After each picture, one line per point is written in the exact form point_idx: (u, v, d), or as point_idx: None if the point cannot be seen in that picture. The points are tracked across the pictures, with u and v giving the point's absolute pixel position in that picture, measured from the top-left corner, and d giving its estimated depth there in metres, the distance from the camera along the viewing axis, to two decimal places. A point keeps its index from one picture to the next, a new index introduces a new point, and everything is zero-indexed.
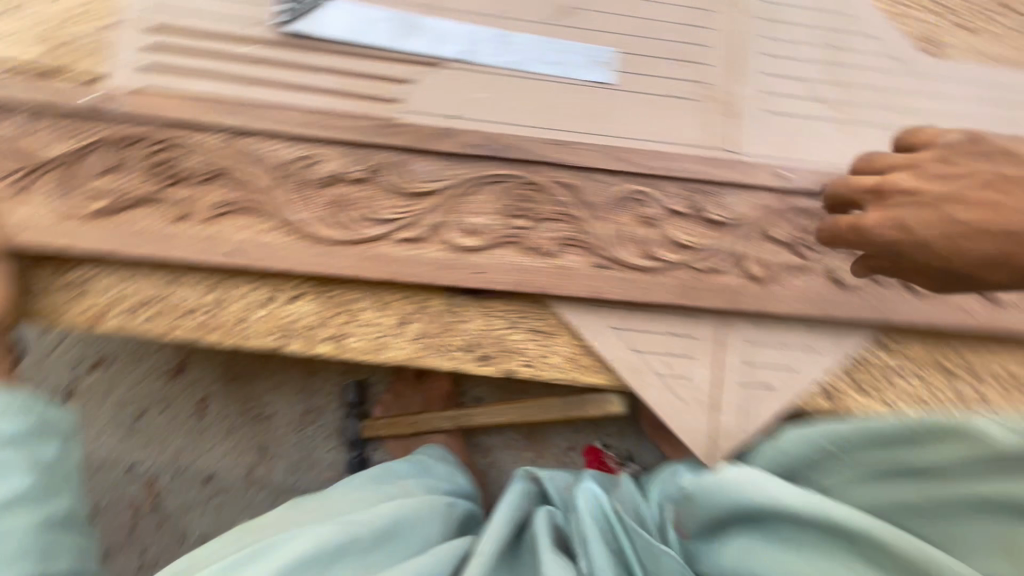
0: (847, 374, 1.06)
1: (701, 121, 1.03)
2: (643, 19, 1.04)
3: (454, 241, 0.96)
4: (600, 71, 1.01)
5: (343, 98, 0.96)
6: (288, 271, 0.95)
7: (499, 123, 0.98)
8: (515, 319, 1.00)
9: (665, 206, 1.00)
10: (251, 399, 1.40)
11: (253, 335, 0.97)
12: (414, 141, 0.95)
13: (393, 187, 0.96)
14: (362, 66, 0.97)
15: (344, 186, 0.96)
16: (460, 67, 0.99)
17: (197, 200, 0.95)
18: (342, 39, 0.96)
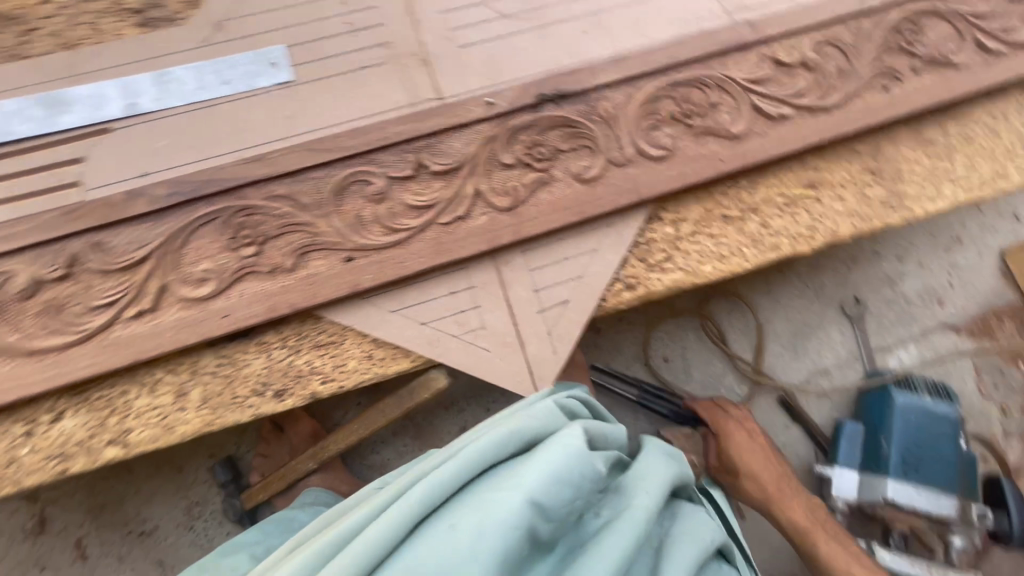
0: (637, 258, 1.08)
1: (393, 83, 1.01)
2: (298, 6, 1.00)
3: (189, 295, 0.92)
4: (273, 72, 0.98)
5: (14, 201, 0.90)
6: (32, 395, 0.90)
7: (188, 164, 0.94)
8: (295, 343, 0.97)
9: (389, 176, 0.98)
10: (128, 522, 1.32)
11: (26, 473, 0.90)
12: (103, 216, 0.90)
13: (101, 270, 0.91)
14: (20, 162, 0.91)
15: (52, 289, 0.90)
16: (127, 124, 0.94)
17: None
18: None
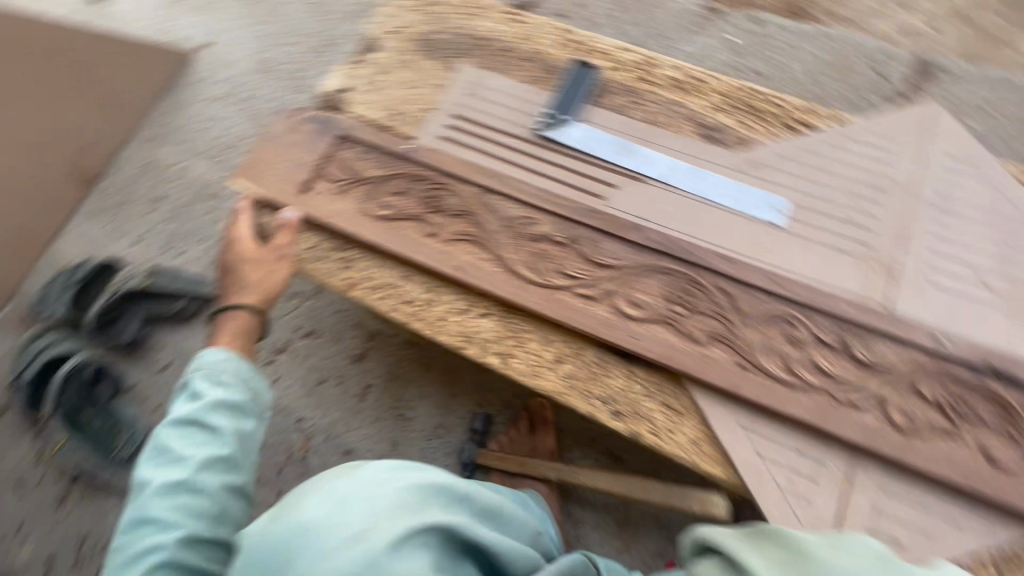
0: (994, 562, 1.00)
1: (857, 273, 1.18)
2: (816, 184, 1.28)
3: (620, 308, 1.18)
4: (772, 213, 1.25)
5: (568, 185, 1.30)
6: (488, 293, 1.23)
7: (677, 230, 1.24)
8: (652, 390, 1.14)
9: (815, 334, 1.12)
10: (400, 399, 1.65)
11: (444, 333, 1.23)
12: (610, 226, 1.24)
13: (583, 255, 1.23)
14: (586, 168, 1.32)
15: (548, 245, 1.25)
16: (657, 185, 1.30)
17: (445, 226, 1.29)
18: (581, 147, 1.33)
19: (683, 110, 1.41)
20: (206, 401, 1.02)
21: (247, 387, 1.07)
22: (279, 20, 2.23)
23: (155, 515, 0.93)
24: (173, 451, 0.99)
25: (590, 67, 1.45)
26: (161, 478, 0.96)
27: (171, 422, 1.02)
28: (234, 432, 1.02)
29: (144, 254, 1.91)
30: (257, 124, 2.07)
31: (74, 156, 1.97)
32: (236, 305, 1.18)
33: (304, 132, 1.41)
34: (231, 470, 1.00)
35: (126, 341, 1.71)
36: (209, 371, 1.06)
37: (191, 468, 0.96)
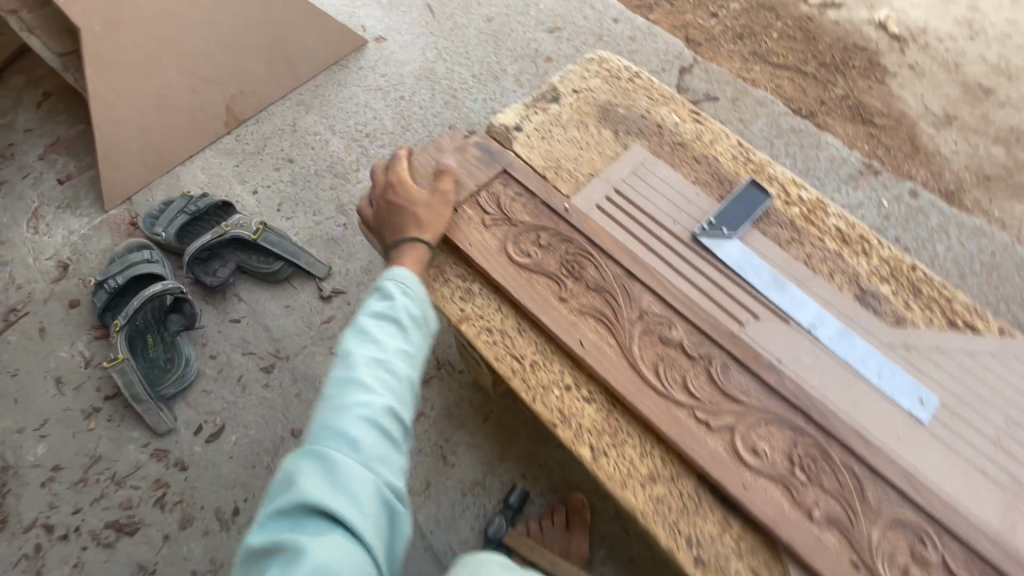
0: None
1: (1001, 505, 1.06)
2: (970, 390, 1.18)
3: (737, 449, 1.09)
4: (919, 404, 1.14)
5: (710, 300, 1.25)
6: (601, 379, 1.15)
7: (814, 387, 1.16)
8: (745, 550, 1.03)
9: (942, 558, 1.02)
10: (448, 438, 1.57)
11: (544, 403, 1.16)
12: (746, 358, 1.17)
13: (710, 378, 1.16)
14: (733, 288, 1.26)
15: (676, 353, 1.18)
16: (802, 331, 1.22)
17: (577, 295, 1.24)
18: (736, 268, 1.28)
19: (844, 263, 1.35)
20: (396, 302, 0.99)
21: (425, 298, 1.05)
22: (456, 40, 2.34)
23: (356, 383, 0.87)
24: (367, 337, 0.94)
25: (762, 192, 1.42)
26: (359, 357, 0.91)
27: (364, 314, 0.98)
28: (415, 336, 0.99)
29: (257, 206, 1.95)
30: (402, 123, 2.13)
31: (230, 96, 2.02)
32: (412, 239, 1.11)
33: (466, 154, 1.41)
34: (411, 368, 0.95)
35: (213, 283, 1.70)
36: (399, 279, 1.04)
37: (383, 356, 0.92)
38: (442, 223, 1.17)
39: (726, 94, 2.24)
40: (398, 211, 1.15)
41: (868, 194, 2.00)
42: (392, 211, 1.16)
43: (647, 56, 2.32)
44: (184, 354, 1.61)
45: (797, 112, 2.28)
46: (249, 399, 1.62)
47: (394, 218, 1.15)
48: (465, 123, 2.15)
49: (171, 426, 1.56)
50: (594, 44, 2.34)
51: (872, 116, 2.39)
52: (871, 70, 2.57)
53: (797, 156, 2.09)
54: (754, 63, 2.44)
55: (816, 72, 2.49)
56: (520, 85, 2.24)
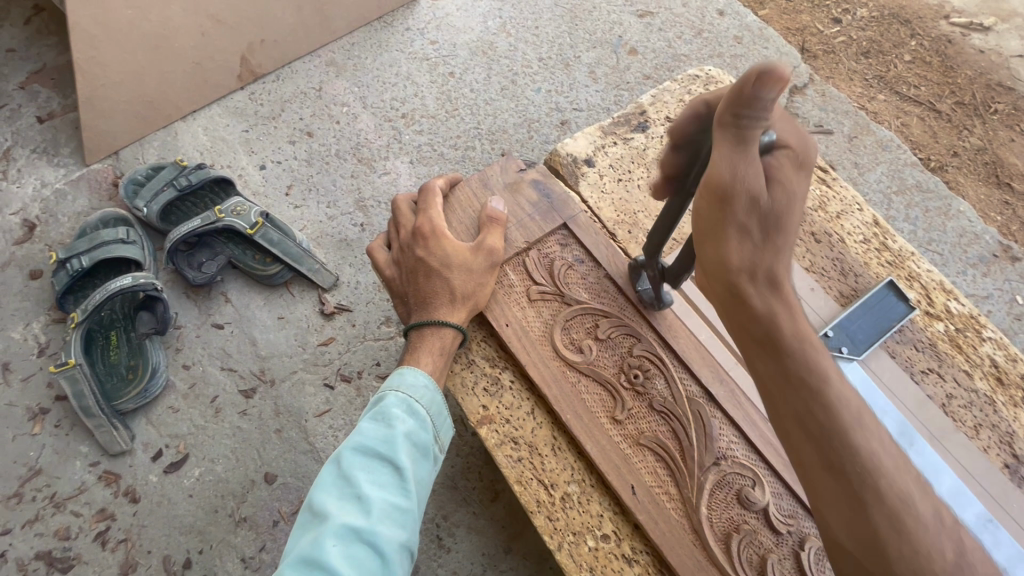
0: None
1: None
2: None
3: None
4: None
5: None
6: (652, 540, 0.88)
7: None
8: None
9: None
10: (446, 515, 1.30)
11: (573, 556, 0.89)
12: None
13: (797, 565, 0.87)
14: None
15: (756, 521, 0.89)
16: None
17: (636, 417, 0.95)
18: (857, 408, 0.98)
19: (995, 415, 1.02)
20: (398, 432, 0.81)
21: (434, 422, 0.87)
22: (525, 10, 1.93)
23: (328, 560, 0.68)
24: (352, 487, 0.76)
25: (902, 300, 1.08)
26: (340, 519, 0.72)
27: (354, 446, 0.80)
28: (416, 479, 0.81)
29: (263, 185, 1.64)
30: (446, 106, 1.77)
31: (246, 46, 1.69)
32: (436, 319, 0.93)
33: (521, 190, 1.09)
34: (406, 527, 0.77)
35: (196, 279, 1.42)
36: (405, 396, 0.85)
37: (373, 516, 0.74)
38: (477, 303, 0.97)
39: (842, 129, 1.83)
40: (427, 272, 0.96)
41: (998, 285, 1.65)
42: (420, 271, 0.96)
43: (753, 65, 1.90)
44: (150, 364, 1.35)
45: (920, 161, 1.87)
46: (220, 427, 1.36)
47: (421, 285, 0.96)
48: (521, 117, 1.78)
49: (126, 447, 1.31)
50: (690, 40, 1.92)
51: (1009, 178, 1.90)
52: (1015, 117, 2.00)
53: (919, 221, 1.71)
54: (878, 90, 1.99)
55: (950, 113, 1.99)
56: (594, 79, 1.85)
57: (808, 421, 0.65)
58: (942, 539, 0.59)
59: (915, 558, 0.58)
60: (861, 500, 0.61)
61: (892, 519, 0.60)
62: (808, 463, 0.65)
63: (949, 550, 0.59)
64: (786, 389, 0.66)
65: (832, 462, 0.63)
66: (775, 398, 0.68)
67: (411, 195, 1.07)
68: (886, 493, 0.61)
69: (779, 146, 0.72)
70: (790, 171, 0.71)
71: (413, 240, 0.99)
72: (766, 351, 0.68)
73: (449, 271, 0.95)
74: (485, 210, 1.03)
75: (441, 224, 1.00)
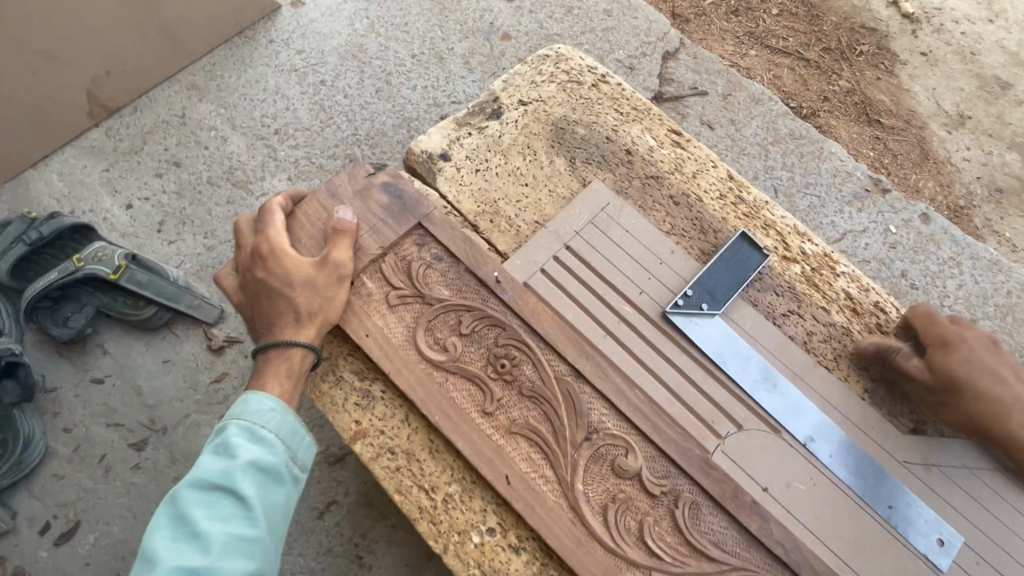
0: None
1: None
2: (992, 517, 0.97)
3: None
4: (932, 548, 0.93)
5: (683, 407, 0.97)
6: (532, 526, 0.88)
7: (808, 529, 0.92)
8: None
9: None
10: (364, 533, 1.28)
11: (459, 555, 0.89)
12: (723, 497, 0.91)
13: (677, 525, 0.90)
14: (713, 388, 0.99)
15: (632, 488, 0.92)
16: (799, 449, 0.96)
17: (507, 406, 0.95)
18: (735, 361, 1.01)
19: (852, 344, 1.07)
20: (240, 458, 0.78)
21: (286, 444, 0.84)
22: (392, 8, 1.89)
23: None
24: (188, 527, 0.72)
25: (757, 249, 1.11)
26: (171, 562, 0.69)
27: (191, 482, 0.76)
28: (266, 505, 0.78)
29: (131, 224, 1.55)
30: (320, 116, 1.72)
31: (90, 80, 1.57)
32: (285, 341, 0.91)
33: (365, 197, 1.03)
34: (256, 558, 0.74)
35: (62, 336, 1.33)
36: (250, 421, 0.83)
37: (212, 553, 0.71)
38: (328, 318, 0.94)
39: (716, 89, 1.89)
40: (270, 293, 0.93)
41: (873, 218, 1.73)
42: (263, 292, 0.93)
43: (625, 36, 1.92)
44: (21, 435, 1.26)
45: (793, 110, 1.94)
46: (112, 486, 1.29)
47: (265, 306, 0.93)
48: (399, 117, 1.75)
49: (7, 526, 1.23)
50: (561, 19, 1.92)
51: (879, 115, 2.00)
52: (879, 56, 2.10)
53: (796, 166, 1.78)
54: (749, 46, 2.04)
55: (819, 60, 2.06)
56: (470, 69, 1.83)
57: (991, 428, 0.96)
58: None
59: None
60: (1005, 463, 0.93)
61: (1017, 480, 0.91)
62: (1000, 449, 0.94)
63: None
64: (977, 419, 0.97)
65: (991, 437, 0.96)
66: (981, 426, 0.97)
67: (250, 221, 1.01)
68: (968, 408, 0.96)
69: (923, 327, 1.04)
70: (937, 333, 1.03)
71: (255, 261, 0.96)
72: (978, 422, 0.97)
73: (293, 291, 0.92)
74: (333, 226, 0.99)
75: (279, 243, 0.96)
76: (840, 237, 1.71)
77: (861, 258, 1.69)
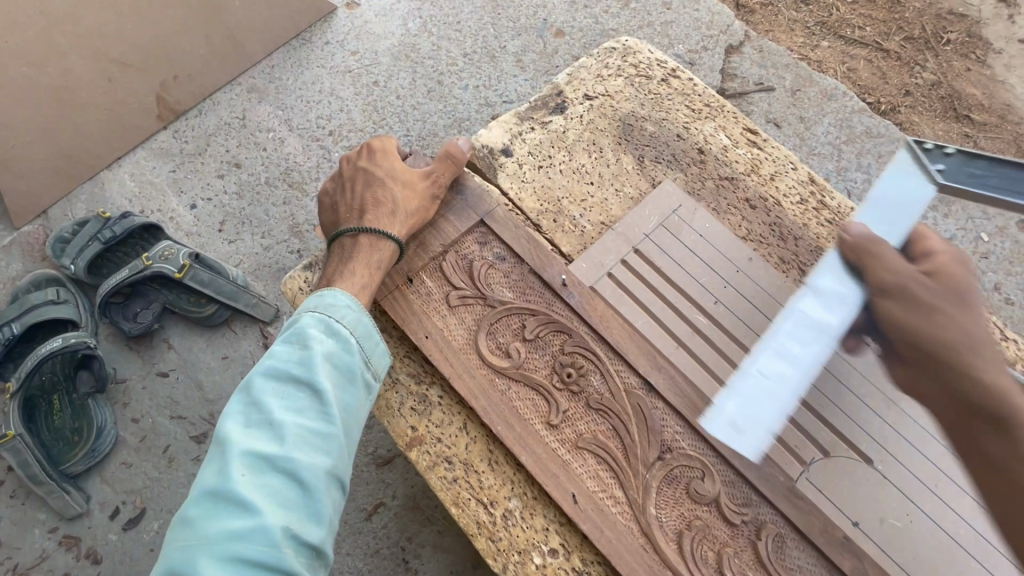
0: None
1: None
2: None
3: None
4: None
5: None
6: (599, 549, 0.83)
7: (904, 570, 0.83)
8: None
9: None
10: (411, 537, 1.28)
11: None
12: (807, 529, 0.84)
13: (756, 557, 0.84)
14: (795, 409, 0.91)
15: (706, 514, 0.86)
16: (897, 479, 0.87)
17: (573, 418, 0.90)
18: (868, 201, 0.92)
19: None
20: (314, 351, 0.74)
21: (361, 344, 0.79)
22: (446, 6, 1.87)
23: (233, 491, 0.62)
24: (261, 413, 0.68)
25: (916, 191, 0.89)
26: (245, 446, 0.65)
27: (265, 371, 0.72)
28: (340, 403, 0.73)
29: (195, 224, 1.60)
30: (374, 117, 1.73)
31: (161, 85, 1.65)
32: (378, 230, 0.90)
33: (455, 163, 0.99)
34: (332, 454, 0.69)
35: (131, 331, 1.39)
36: (324, 317, 0.78)
37: (288, 442, 0.67)
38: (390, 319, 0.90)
39: (784, 83, 1.77)
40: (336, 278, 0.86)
41: (961, 225, 1.58)
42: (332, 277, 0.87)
43: (686, 29, 1.82)
44: (95, 424, 1.33)
45: (870, 106, 1.80)
46: (176, 476, 1.35)
47: None
48: (451, 117, 1.73)
49: (82, 509, 1.30)
50: (617, 13, 1.85)
51: (968, 110, 1.82)
52: (970, 45, 1.91)
53: (872, 168, 1.64)
54: (821, 37, 1.90)
55: (900, 51, 1.90)
56: (523, 68, 1.79)
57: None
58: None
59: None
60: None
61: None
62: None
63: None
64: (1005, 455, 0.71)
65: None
66: (996, 467, 0.72)
67: (353, 154, 1.01)
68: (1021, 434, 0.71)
69: (920, 248, 0.87)
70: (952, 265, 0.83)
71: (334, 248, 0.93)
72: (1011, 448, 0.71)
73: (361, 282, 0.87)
74: (429, 178, 0.97)
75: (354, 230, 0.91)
76: None
77: None
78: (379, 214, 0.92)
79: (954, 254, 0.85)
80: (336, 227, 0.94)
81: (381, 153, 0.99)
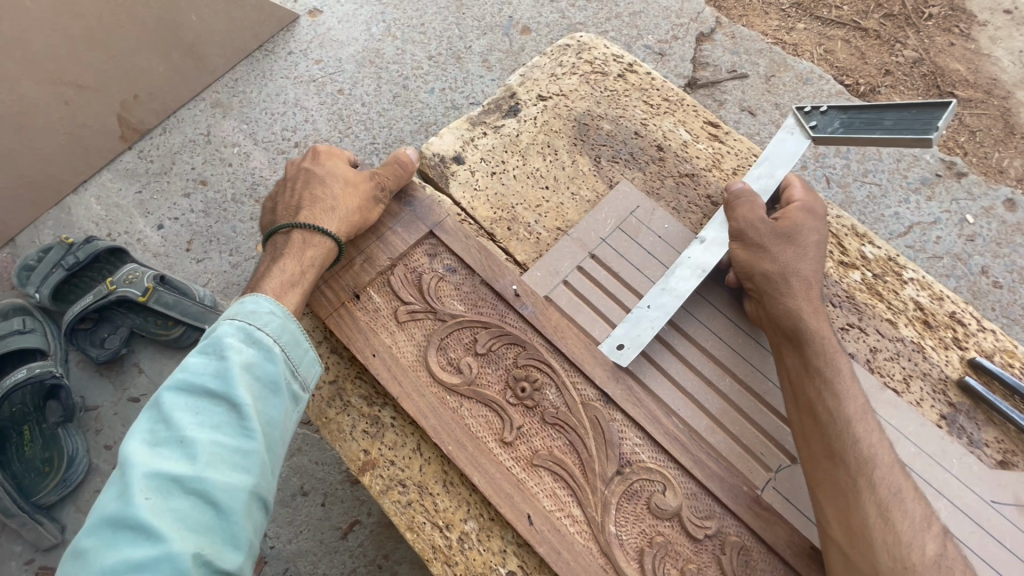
0: None
1: None
2: None
3: None
4: None
5: (724, 435, 0.87)
6: (555, 571, 0.80)
7: None
8: None
9: None
10: (387, 554, 1.26)
11: None
12: (772, 541, 0.80)
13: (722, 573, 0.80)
14: (759, 417, 0.88)
15: (665, 530, 0.83)
16: None
17: (527, 435, 0.87)
18: (759, 161, 0.99)
19: (925, 362, 0.93)
20: (231, 363, 0.71)
21: (286, 353, 0.77)
22: (409, 9, 1.84)
23: (135, 520, 0.60)
24: (172, 432, 0.66)
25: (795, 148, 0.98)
26: (151, 469, 0.63)
27: (178, 386, 0.70)
28: (260, 416, 0.71)
29: (163, 244, 1.58)
30: (339, 126, 1.70)
31: (120, 105, 1.63)
32: (309, 225, 0.88)
33: (394, 176, 0.96)
34: (250, 470, 0.68)
35: (99, 357, 1.38)
36: (244, 324, 0.76)
37: (199, 462, 0.65)
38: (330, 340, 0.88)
39: (757, 70, 1.73)
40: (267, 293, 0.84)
41: (945, 207, 1.53)
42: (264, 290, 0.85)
43: (655, 19, 1.77)
44: (66, 452, 1.32)
45: (848, 88, 1.74)
46: None
47: None
48: (418, 122, 1.70)
49: (56, 539, 1.29)
50: (584, 6, 1.80)
51: (952, 86, 1.75)
52: (953, 19, 1.84)
53: (852, 152, 1.59)
54: (797, 18, 1.84)
55: (879, 29, 1.84)
56: (489, 68, 1.75)
57: (831, 413, 0.79)
58: (925, 536, 0.71)
59: (896, 547, 0.70)
60: (870, 487, 0.74)
61: (881, 506, 0.73)
62: (814, 453, 0.79)
63: (931, 546, 0.70)
64: (811, 380, 0.82)
65: (836, 453, 0.77)
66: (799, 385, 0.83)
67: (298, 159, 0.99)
68: (837, 378, 0.80)
69: (784, 196, 0.95)
70: (799, 212, 0.91)
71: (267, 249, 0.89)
72: (812, 376, 0.81)
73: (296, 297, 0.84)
74: (371, 193, 0.94)
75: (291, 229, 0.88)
76: (906, 230, 1.51)
77: (931, 254, 1.49)
78: (320, 223, 0.88)
79: (807, 205, 0.92)
80: (272, 225, 0.92)
81: (324, 155, 0.98)
